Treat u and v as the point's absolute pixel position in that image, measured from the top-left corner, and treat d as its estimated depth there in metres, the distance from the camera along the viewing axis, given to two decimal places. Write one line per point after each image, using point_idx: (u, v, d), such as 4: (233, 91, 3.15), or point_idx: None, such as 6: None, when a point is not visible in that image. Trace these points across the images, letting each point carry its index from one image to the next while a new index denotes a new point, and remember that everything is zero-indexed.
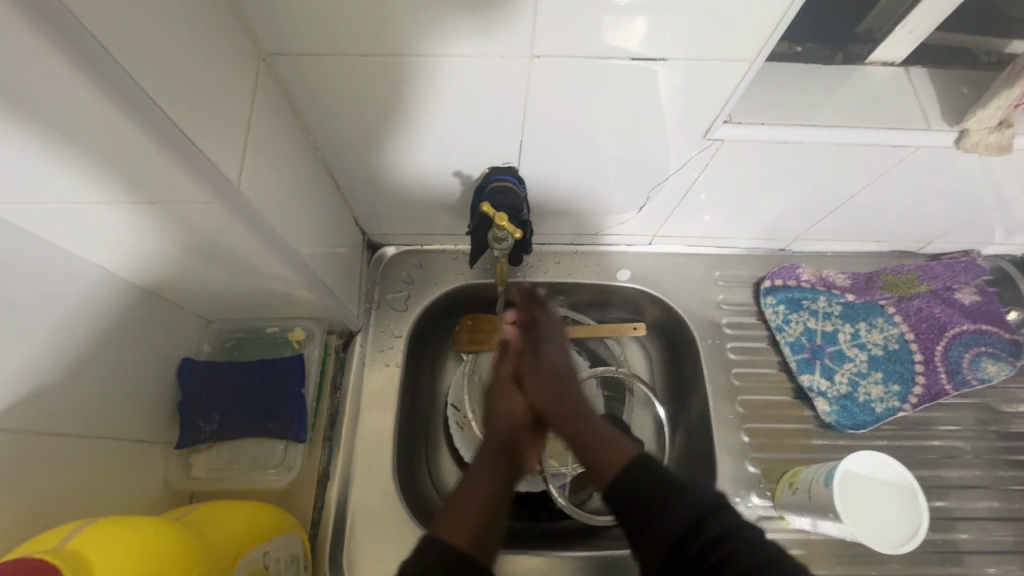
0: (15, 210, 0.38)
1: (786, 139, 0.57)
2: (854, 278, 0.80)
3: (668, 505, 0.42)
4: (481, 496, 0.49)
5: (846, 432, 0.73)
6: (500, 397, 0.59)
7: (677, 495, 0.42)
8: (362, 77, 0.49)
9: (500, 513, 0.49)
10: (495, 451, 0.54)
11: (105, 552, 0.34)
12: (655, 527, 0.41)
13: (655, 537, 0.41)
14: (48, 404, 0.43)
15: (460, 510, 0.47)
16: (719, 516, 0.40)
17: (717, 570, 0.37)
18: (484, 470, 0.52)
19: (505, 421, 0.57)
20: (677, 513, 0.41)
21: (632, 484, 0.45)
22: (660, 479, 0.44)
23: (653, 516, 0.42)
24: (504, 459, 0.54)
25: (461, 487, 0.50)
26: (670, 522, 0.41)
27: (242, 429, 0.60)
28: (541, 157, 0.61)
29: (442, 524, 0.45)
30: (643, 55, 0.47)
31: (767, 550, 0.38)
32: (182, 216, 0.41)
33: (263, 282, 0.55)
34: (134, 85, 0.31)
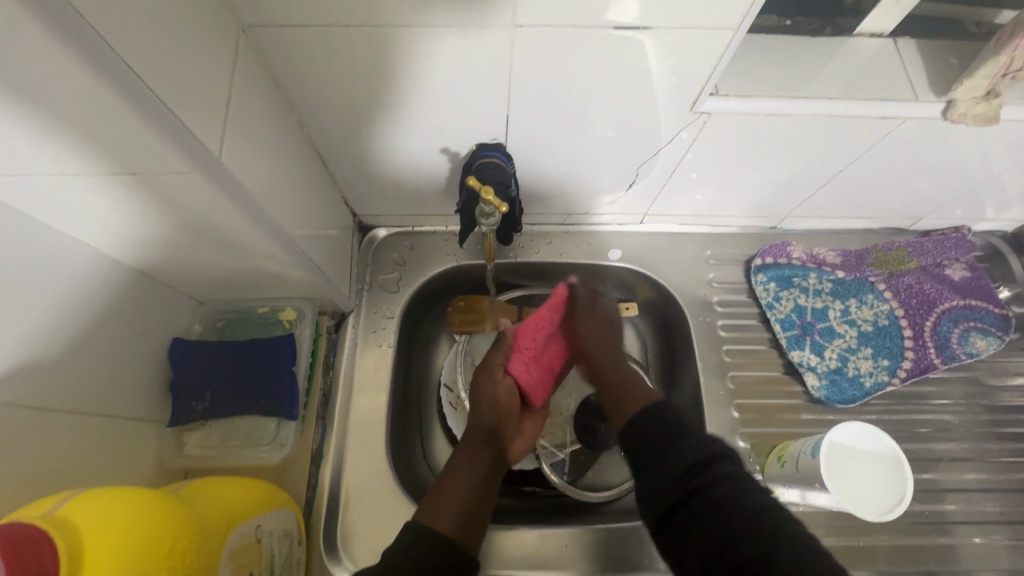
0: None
1: (774, 112, 0.57)
2: (845, 255, 0.80)
3: (674, 444, 0.47)
4: (467, 485, 0.53)
5: (836, 406, 0.74)
6: (485, 380, 0.63)
7: (684, 438, 0.47)
8: (345, 50, 0.48)
9: (485, 498, 0.53)
10: (478, 439, 0.58)
11: (93, 521, 0.34)
12: (664, 459, 0.46)
13: (660, 470, 0.46)
14: (37, 380, 0.43)
15: (445, 496, 0.52)
16: (720, 462, 0.45)
17: (713, 505, 0.42)
18: (468, 456, 0.56)
19: (487, 408, 0.60)
20: (683, 451, 0.46)
21: (644, 425, 0.50)
22: (673, 423, 0.49)
23: (661, 449, 0.47)
24: (487, 447, 0.57)
25: (448, 472, 0.55)
26: (675, 458, 0.46)
27: (234, 408, 0.60)
28: (529, 134, 0.61)
29: (428, 510, 0.50)
30: (627, 24, 0.47)
31: (757, 494, 0.43)
32: (166, 190, 0.41)
33: (251, 261, 0.55)
34: (110, 51, 0.31)
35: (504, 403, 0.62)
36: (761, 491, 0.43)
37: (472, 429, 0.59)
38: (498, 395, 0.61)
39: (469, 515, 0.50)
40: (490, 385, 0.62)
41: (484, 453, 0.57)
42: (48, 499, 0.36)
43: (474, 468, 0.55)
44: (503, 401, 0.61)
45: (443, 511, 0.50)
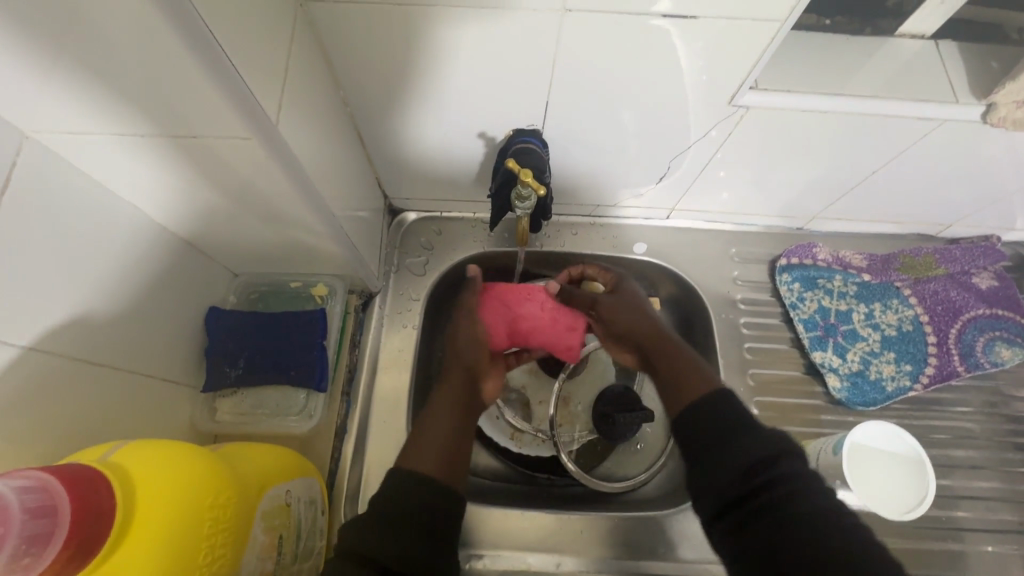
0: (51, 133, 0.39)
1: (812, 108, 0.57)
2: (871, 259, 0.80)
3: (732, 445, 0.44)
4: (444, 424, 0.53)
5: (856, 409, 0.74)
6: (467, 324, 0.64)
7: (746, 436, 0.44)
8: (394, 29, 0.49)
9: (464, 441, 0.53)
10: (455, 375, 0.59)
11: (144, 469, 0.36)
12: (722, 455, 0.43)
13: (718, 468, 0.43)
14: (85, 335, 0.45)
15: (422, 437, 0.51)
16: (785, 460, 0.42)
17: (768, 510, 0.40)
18: (444, 399, 0.56)
19: (465, 349, 0.62)
20: (743, 451, 0.43)
21: (702, 418, 0.47)
22: (735, 417, 0.46)
23: (721, 446, 0.44)
24: (463, 384, 0.58)
25: (422, 423, 0.54)
26: (735, 456, 0.43)
27: (265, 377, 0.62)
28: (564, 122, 0.62)
29: (407, 455, 0.49)
30: (673, 14, 0.47)
31: (823, 494, 0.40)
32: (219, 155, 0.42)
33: (290, 233, 0.56)
34: (196, 17, 0.32)
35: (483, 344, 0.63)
36: (830, 494, 0.41)
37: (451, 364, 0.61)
38: (476, 334, 0.63)
39: (450, 456, 0.50)
40: (471, 329, 0.64)
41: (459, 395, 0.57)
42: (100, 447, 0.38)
43: (450, 407, 0.55)
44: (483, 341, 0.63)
45: (420, 456, 0.49)
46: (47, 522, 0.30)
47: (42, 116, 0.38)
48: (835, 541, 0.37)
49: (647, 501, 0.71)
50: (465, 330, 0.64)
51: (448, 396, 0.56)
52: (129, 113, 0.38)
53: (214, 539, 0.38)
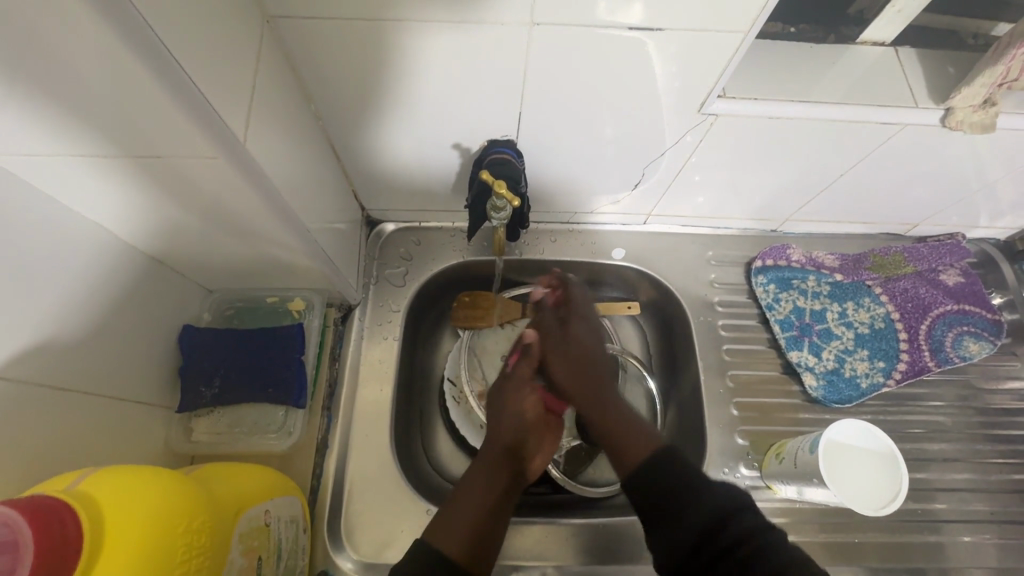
0: (6, 155, 0.38)
1: (779, 115, 0.58)
2: (842, 259, 0.82)
3: (688, 509, 0.43)
4: (477, 509, 0.50)
5: (832, 406, 0.75)
6: (513, 394, 0.57)
7: (698, 494, 0.44)
8: (364, 43, 0.49)
9: (493, 528, 0.50)
10: (498, 458, 0.53)
11: (116, 497, 0.35)
12: (676, 525, 0.43)
13: (673, 539, 0.43)
14: (53, 358, 0.44)
15: (453, 518, 0.49)
16: (738, 519, 0.42)
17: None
18: (482, 475, 0.53)
19: (509, 426, 0.55)
20: (697, 515, 0.43)
21: (658, 487, 0.46)
22: (687, 477, 0.46)
23: (675, 513, 0.44)
24: (503, 464, 0.53)
25: (461, 492, 0.52)
26: (692, 524, 0.43)
27: (242, 395, 0.61)
28: (539, 132, 0.62)
29: (437, 535, 0.48)
30: (641, 25, 0.48)
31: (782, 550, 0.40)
32: (185, 173, 0.41)
33: (265, 248, 0.55)
34: (157, 40, 0.32)
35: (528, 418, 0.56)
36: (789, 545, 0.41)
37: (490, 439, 0.55)
38: (523, 408, 0.56)
39: (480, 541, 0.49)
40: (517, 403, 0.56)
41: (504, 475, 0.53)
42: (88, 477, 0.36)
43: (488, 487, 0.52)
44: (530, 419, 0.56)
45: (450, 538, 0.47)
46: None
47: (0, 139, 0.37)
48: None
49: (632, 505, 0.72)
50: (508, 398, 0.57)
51: (488, 476, 0.52)
52: (93, 134, 0.37)
53: (190, 565, 0.37)
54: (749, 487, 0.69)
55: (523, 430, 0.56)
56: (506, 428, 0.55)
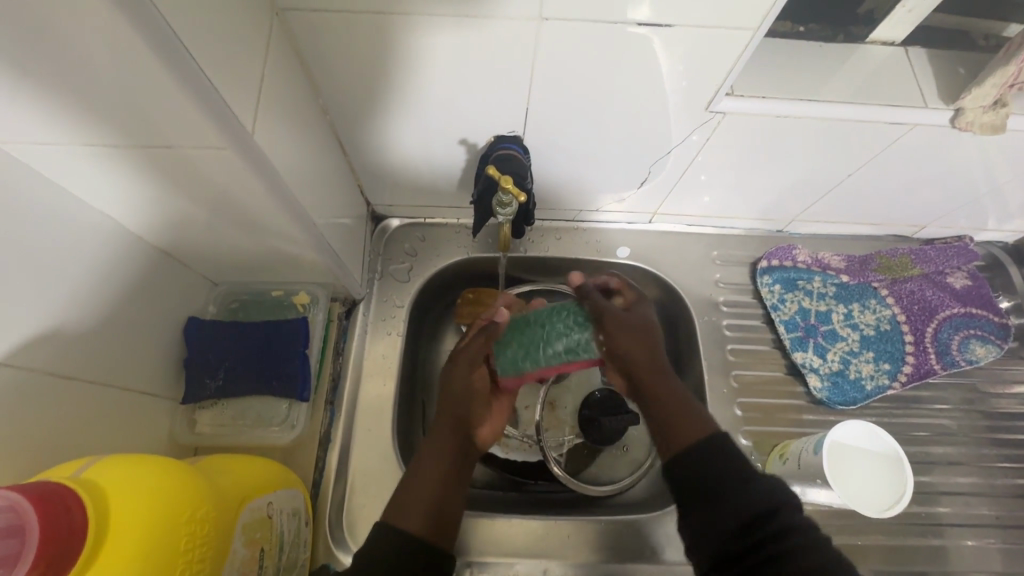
0: (16, 143, 0.38)
1: (787, 113, 0.58)
2: (849, 260, 0.81)
3: (729, 494, 0.43)
4: (431, 483, 0.50)
5: (836, 408, 0.75)
6: (461, 367, 0.57)
7: (743, 487, 0.43)
8: (371, 36, 0.49)
9: (449, 500, 0.50)
10: (447, 431, 0.53)
11: (120, 485, 0.35)
12: (722, 507, 0.42)
13: (713, 519, 0.42)
14: (59, 347, 0.44)
15: (409, 494, 0.49)
16: (780, 514, 0.42)
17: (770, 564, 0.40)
18: (432, 449, 0.52)
19: (458, 395, 0.55)
20: (737, 506, 0.42)
21: (707, 470, 0.44)
22: (728, 467, 0.44)
23: (728, 492, 0.43)
24: (454, 437, 0.53)
25: (414, 463, 0.52)
26: (734, 510, 0.42)
27: (246, 387, 0.61)
28: (545, 128, 0.62)
29: (392, 512, 0.48)
30: (649, 21, 0.48)
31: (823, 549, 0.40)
32: (192, 164, 0.41)
33: (271, 241, 0.55)
34: (169, 32, 0.32)
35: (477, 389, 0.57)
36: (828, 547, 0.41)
37: (438, 412, 0.55)
38: (472, 381, 0.56)
39: (438, 514, 0.48)
40: (465, 372, 0.56)
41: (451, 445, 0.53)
42: (130, 470, 0.36)
43: (440, 461, 0.51)
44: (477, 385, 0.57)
45: (408, 512, 0.47)
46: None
47: (11, 129, 0.37)
48: None
49: (634, 504, 0.72)
50: (458, 372, 0.56)
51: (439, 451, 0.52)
52: (103, 124, 0.37)
53: (192, 556, 0.37)
54: None
55: (473, 401, 0.56)
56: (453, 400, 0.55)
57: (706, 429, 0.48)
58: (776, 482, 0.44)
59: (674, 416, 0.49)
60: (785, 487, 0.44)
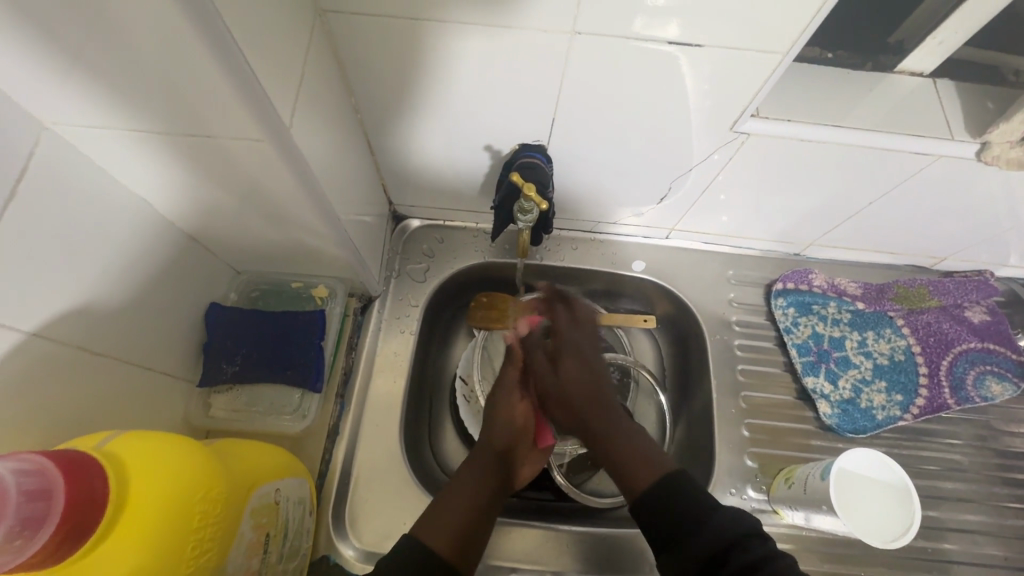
0: (69, 125, 0.40)
1: (812, 137, 0.58)
2: (865, 288, 0.81)
3: (692, 533, 0.46)
4: (465, 507, 0.52)
5: (845, 435, 0.74)
6: (503, 400, 0.63)
7: (703, 523, 0.46)
8: (408, 41, 0.51)
9: (477, 525, 0.52)
10: (489, 461, 0.57)
11: (140, 458, 0.36)
12: (683, 548, 0.46)
13: (685, 557, 0.46)
14: (90, 323, 0.45)
15: (442, 513, 0.51)
16: (740, 548, 0.44)
17: None
18: (474, 477, 0.55)
19: (502, 431, 0.60)
20: (698, 544, 0.45)
21: (665, 506, 0.49)
22: (693, 503, 0.49)
23: (683, 534, 0.47)
24: (495, 468, 0.57)
25: (451, 487, 0.54)
26: (694, 547, 0.45)
27: (261, 375, 0.62)
28: (570, 139, 0.63)
29: (423, 526, 0.49)
30: (678, 41, 0.49)
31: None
32: (230, 155, 0.43)
33: (296, 234, 0.57)
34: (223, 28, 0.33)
35: (518, 425, 0.61)
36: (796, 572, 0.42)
37: (483, 443, 0.59)
38: (514, 415, 0.61)
39: (467, 538, 0.50)
40: (508, 406, 0.62)
41: (491, 476, 0.56)
42: (158, 448, 0.37)
43: (479, 490, 0.54)
44: (520, 424, 0.61)
45: (439, 531, 0.49)
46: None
47: (65, 110, 0.39)
48: None
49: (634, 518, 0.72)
50: (503, 406, 0.62)
51: (479, 481, 0.55)
52: (151, 110, 0.39)
53: (202, 534, 0.38)
54: (755, 510, 0.68)
55: (515, 438, 0.60)
56: (498, 433, 0.60)
57: (665, 466, 0.54)
58: (742, 513, 0.47)
59: (629, 452, 0.56)
60: (749, 516, 0.47)
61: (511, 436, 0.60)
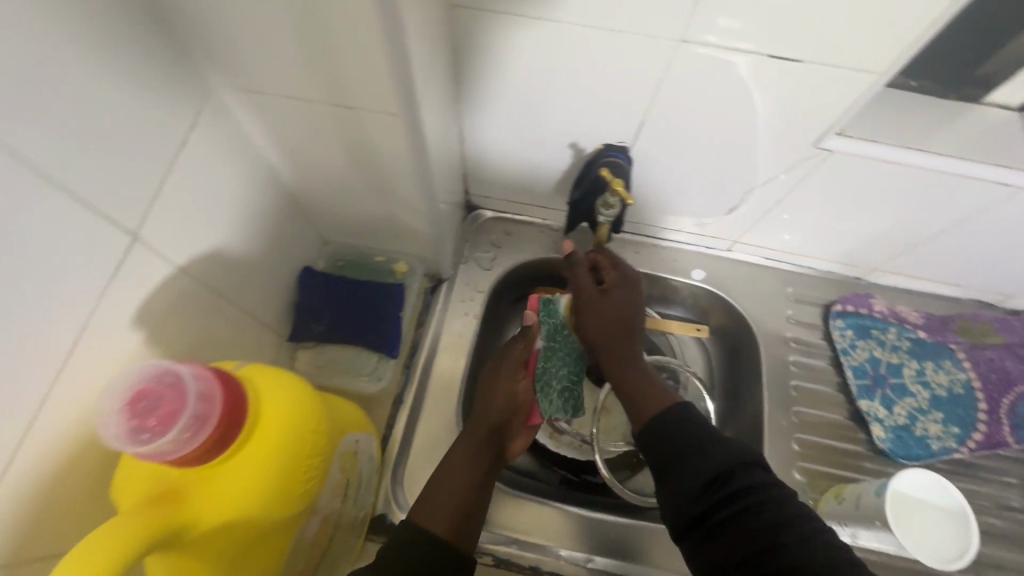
0: (233, 89, 0.45)
1: (895, 160, 0.59)
2: (928, 318, 0.80)
3: (695, 459, 0.48)
4: (460, 488, 0.54)
5: (897, 461, 0.74)
6: (506, 375, 0.63)
7: (707, 450, 0.48)
8: (522, 39, 0.54)
9: (473, 507, 0.54)
10: (482, 440, 0.58)
11: (268, 381, 0.40)
12: (682, 471, 0.48)
13: (681, 480, 0.48)
14: (218, 269, 0.50)
15: (438, 498, 0.53)
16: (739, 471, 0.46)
17: (734, 516, 0.44)
18: (467, 457, 0.57)
19: (500, 405, 0.61)
20: (700, 466, 0.47)
21: (665, 436, 0.51)
22: (696, 434, 0.50)
23: (685, 458, 0.48)
24: (487, 447, 0.58)
25: (447, 468, 0.57)
26: (697, 471, 0.47)
27: (343, 338, 0.67)
28: (653, 142, 0.65)
29: (421, 512, 0.52)
30: (782, 55, 0.51)
31: (784, 501, 0.45)
32: (363, 128, 0.47)
33: (392, 209, 0.61)
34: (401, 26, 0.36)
35: (518, 400, 0.62)
36: (792, 498, 0.45)
37: (478, 419, 0.60)
38: (516, 391, 0.62)
39: (464, 522, 0.53)
40: (509, 384, 0.62)
41: (484, 454, 0.58)
42: (280, 376, 0.41)
43: (473, 469, 0.56)
44: (519, 400, 0.62)
45: (436, 517, 0.51)
46: (150, 437, 0.32)
47: (235, 75, 0.44)
48: (795, 541, 0.42)
49: None
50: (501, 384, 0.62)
51: (472, 461, 0.57)
52: (307, 84, 0.43)
53: (314, 459, 0.42)
54: None
55: (511, 413, 0.61)
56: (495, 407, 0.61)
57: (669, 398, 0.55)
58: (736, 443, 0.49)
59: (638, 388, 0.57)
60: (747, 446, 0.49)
61: (507, 411, 0.61)
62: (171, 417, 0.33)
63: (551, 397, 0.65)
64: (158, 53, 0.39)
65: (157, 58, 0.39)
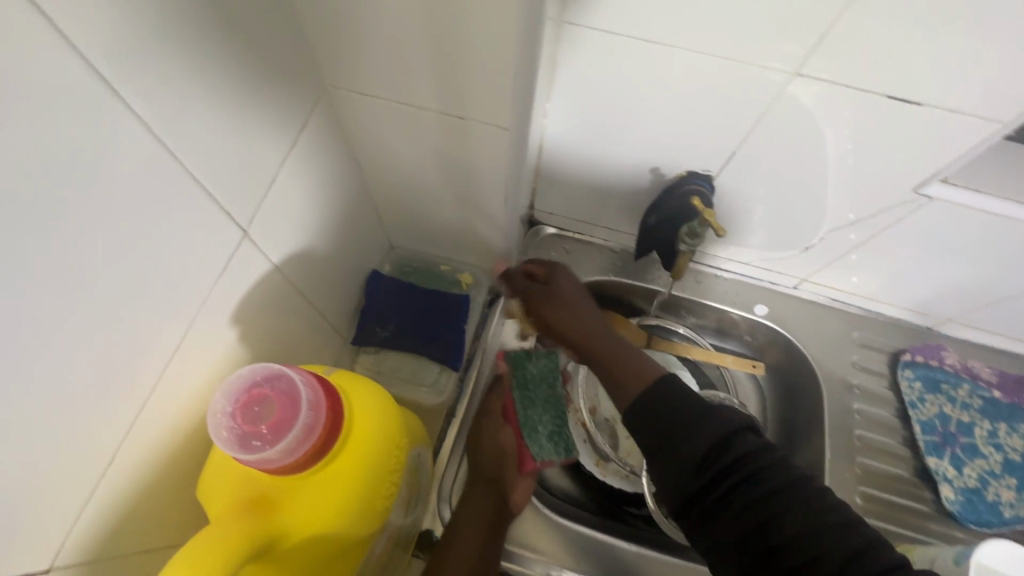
0: (345, 89, 0.45)
1: (999, 212, 0.57)
2: (1002, 376, 0.77)
3: (689, 429, 0.43)
4: (464, 553, 0.51)
5: (966, 526, 0.70)
6: (488, 427, 0.60)
7: (701, 423, 0.43)
8: (623, 60, 0.53)
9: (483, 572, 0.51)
10: (480, 497, 0.56)
11: (355, 388, 0.43)
12: (673, 448, 0.43)
13: (675, 463, 0.43)
14: (301, 268, 0.50)
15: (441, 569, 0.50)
16: (736, 442, 0.43)
17: (737, 497, 0.41)
18: (466, 516, 0.54)
19: (487, 459, 0.58)
20: (693, 444, 0.43)
21: (652, 411, 0.45)
22: (687, 402, 0.45)
23: (678, 432, 0.44)
24: (488, 500, 0.56)
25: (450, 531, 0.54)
26: (690, 446, 0.43)
27: (404, 345, 0.66)
28: (739, 174, 0.63)
29: None
30: (899, 95, 0.49)
31: (787, 475, 0.41)
32: (464, 137, 0.46)
33: (469, 218, 0.60)
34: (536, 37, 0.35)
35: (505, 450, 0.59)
36: (789, 464, 0.42)
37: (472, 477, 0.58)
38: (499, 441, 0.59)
39: None
40: (494, 436, 0.59)
41: (485, 511, 0.55)
42: (364, 383, 0.43)
43: (474, 529, 0.53)
44: (507, 447, 0.59)
45: None
46: (261, 444, 0.35)
47: (351, 77, 0.44)
48: (805, 519, 0.39)
49: None
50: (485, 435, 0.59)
51: (471, 521, 0.54)
52: (420, 91, 0.43)
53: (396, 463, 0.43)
54: None
55: (500, 463, 0.58)
56: (486, 461, 0.58)
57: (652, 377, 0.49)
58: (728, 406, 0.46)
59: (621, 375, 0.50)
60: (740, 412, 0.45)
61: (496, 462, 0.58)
62: (288, 423, 0.37)
63: (540, 441, 0.61)
64: (282, 52, 0.39)
65: (281, 58, 0.39)
